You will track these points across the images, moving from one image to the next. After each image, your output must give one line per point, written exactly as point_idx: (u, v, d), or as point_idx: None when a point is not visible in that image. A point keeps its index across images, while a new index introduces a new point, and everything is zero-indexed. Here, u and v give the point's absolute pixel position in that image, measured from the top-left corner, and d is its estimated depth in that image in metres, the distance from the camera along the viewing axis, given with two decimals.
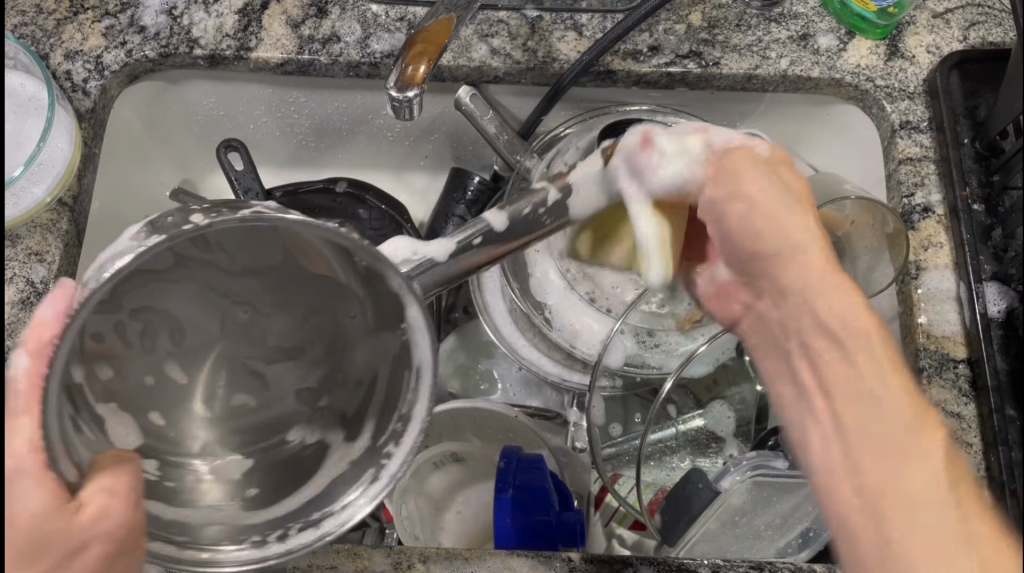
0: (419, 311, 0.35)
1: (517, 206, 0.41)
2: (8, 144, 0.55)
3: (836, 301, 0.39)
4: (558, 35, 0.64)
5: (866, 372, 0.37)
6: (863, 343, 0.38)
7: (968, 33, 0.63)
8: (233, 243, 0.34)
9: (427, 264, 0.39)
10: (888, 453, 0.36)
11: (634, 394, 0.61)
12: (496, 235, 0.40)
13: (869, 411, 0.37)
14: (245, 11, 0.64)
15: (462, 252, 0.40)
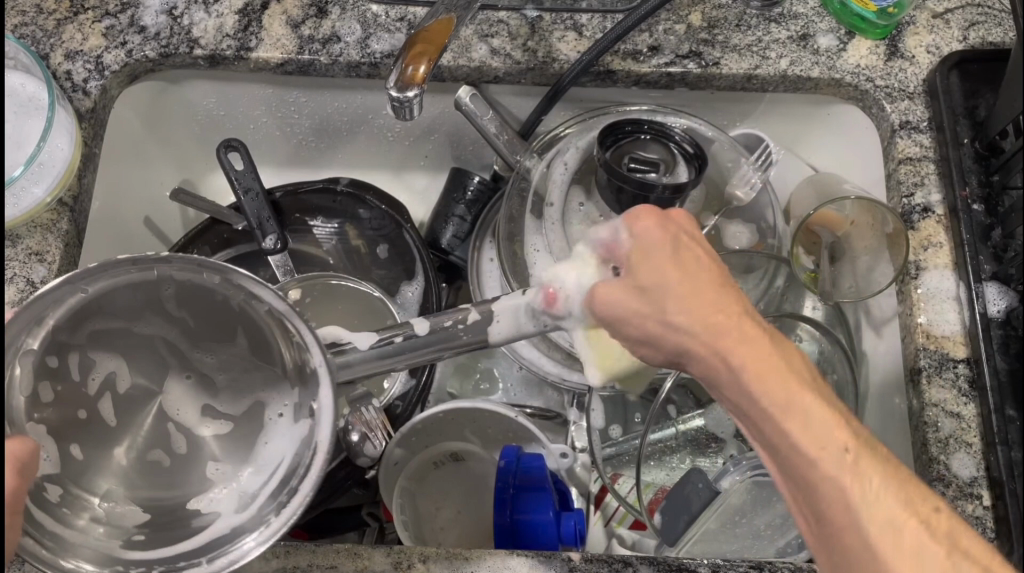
0: (330, 394, 0.40)
1: (439, 318, 0.43)
2: (9, 144, 0.55)
3: (795, 397, 0.34)
4: (558, 35, 0.64)
5: (825, 488, 0.33)
6: (823, 449, 0.33)
7: (968, 33, 0.63)
8: (192, 307, 0.42)
9: (352, 352, 0.42)
10: (907, 562, 0.32)
11: (634, 394, 0.60)
12: (415, 338, 0.42)
13: (875, 545, 0.32)
14: (245, 11, 0.64)
15: (381, 352, 0.42)
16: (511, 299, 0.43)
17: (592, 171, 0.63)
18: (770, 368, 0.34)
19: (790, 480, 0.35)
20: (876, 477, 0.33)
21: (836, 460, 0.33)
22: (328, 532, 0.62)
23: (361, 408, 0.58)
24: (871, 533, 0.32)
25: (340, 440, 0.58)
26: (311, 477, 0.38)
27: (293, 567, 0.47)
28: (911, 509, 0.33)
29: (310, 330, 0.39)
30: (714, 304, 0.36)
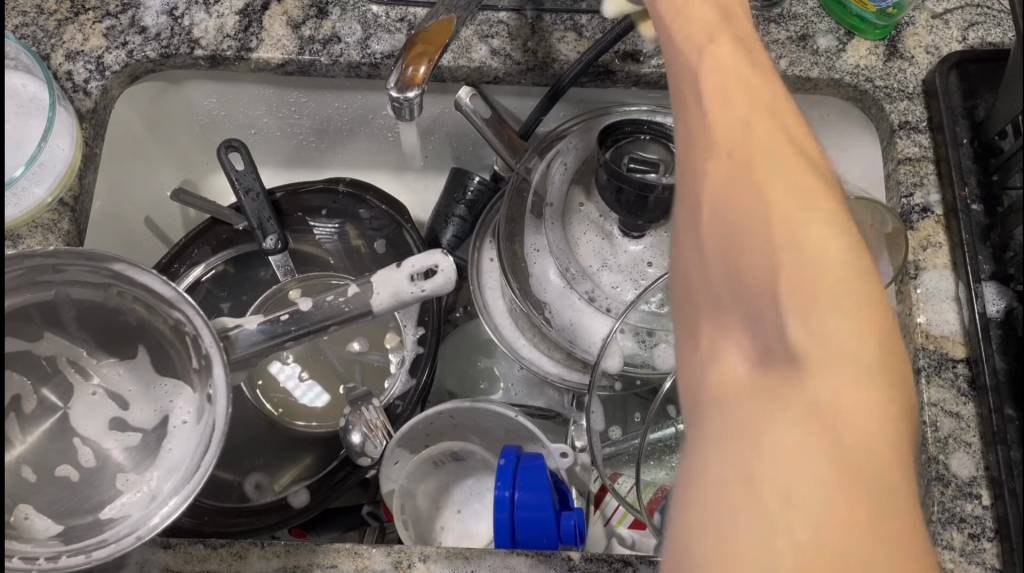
0: (223, 374, 0.41)
1: (321, 298, 0.44)
2: (9, 144, 0.56)
3: (808, 223, 0.28)
4: (558, 36, 0.64)
5: (799, 337, 0.26)
6: (829, 278, 0.27)
7: (967, 33, 0.63)
8: (95, 322, 0.46)
9: (239, 332, 0.43)
10: (821, 485, 0.24)
11: (634, 394, 0.59)
12: (300, 315, 0.44)
13: (806, 437, 0.25)
14: (245, 11, 0.64)
15: (274, 337, 0.43)
16: (388, 273, 0.44)
17: (591, 172, 0.65)
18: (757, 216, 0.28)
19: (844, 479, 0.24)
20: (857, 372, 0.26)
21: (810, 276, 0.27)
22: (329, 533, 0.63)
23: (361, 407, 0.61)
24: (775, 413, 0.26)
25: (342, 439, 0.61)
26: (208, 459, 0.40)
27: (294, 567, 0.47)
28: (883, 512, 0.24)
29: (198, 312, 0.40)
30: (726, 119, 0.31)
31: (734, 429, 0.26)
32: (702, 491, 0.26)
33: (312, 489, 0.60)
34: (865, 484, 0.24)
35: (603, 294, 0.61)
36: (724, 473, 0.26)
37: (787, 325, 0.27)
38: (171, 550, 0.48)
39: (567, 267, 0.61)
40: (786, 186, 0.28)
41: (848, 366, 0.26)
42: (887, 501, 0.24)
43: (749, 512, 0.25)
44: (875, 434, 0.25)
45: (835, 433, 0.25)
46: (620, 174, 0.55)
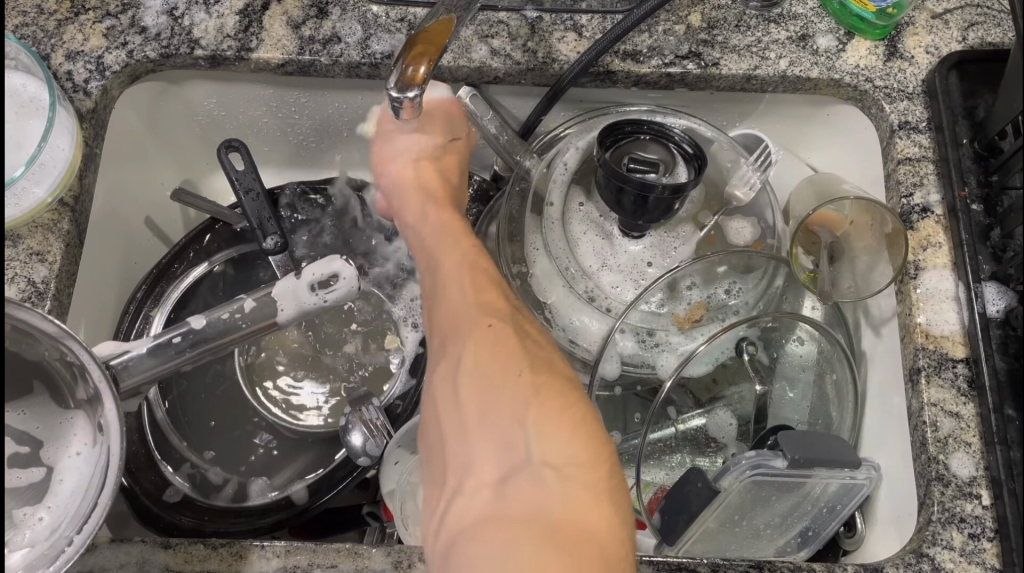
0: (114, 407, 0.43)
1: (217, 315, 0.49)
2: (9, 144, 0.55)
3: (477, 294, 0.48)
4: (558, 36, 0.64)
5: (473, 353, 0.44)
6: (482, 284, 0.49)
7: (967, 33, 0.63)
8: None
9: (126, 360, 0.47)
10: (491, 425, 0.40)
11: (633, 393, 0.58)
12: (193, 333, 0.49)
13: (479, 395, 0.42)
14: (245, 12, 0.64)
15: (162, 354, 0.48)
16: (289, 286, 0.50)
17: (591, 171, 0.64)
18: (462, 324, 0.46)
19: (451, 391, 0.43)
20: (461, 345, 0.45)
21: (507, 319, 0.46)
22: (328, 532, 0.63)
23: (361, 406, 0.60)
24: (474, 383, 0.43)
25: (343, 439, 0.60)
26: (109, 494, 0.42)
27: (294, 567, 0.48)
28: (501, 399, 0.41)
29: (82, 347, 0.43)
30: (448, 263, 0.53)
31: (461, 397, 0.43)
32: (448, 441, 0.42)
33: (313, 488, 0.60)
34: (521, 409, 0.40)
35: (603, 294, 0.61)
36: (440, 445, 0.43)
37: (460, 349, 0.44)
38: (171, 550, 0.48)
39: (567, 267, 0.61)
40: (460, 305, 0.48)
41: (507, 344, 0.43)
42: (545, 416, 0.40)
43: (458, 450, 0.41)
44: (546, 376, 0.42)
45: (488, 401, 0.41)
46: (620, 174, 0.55)
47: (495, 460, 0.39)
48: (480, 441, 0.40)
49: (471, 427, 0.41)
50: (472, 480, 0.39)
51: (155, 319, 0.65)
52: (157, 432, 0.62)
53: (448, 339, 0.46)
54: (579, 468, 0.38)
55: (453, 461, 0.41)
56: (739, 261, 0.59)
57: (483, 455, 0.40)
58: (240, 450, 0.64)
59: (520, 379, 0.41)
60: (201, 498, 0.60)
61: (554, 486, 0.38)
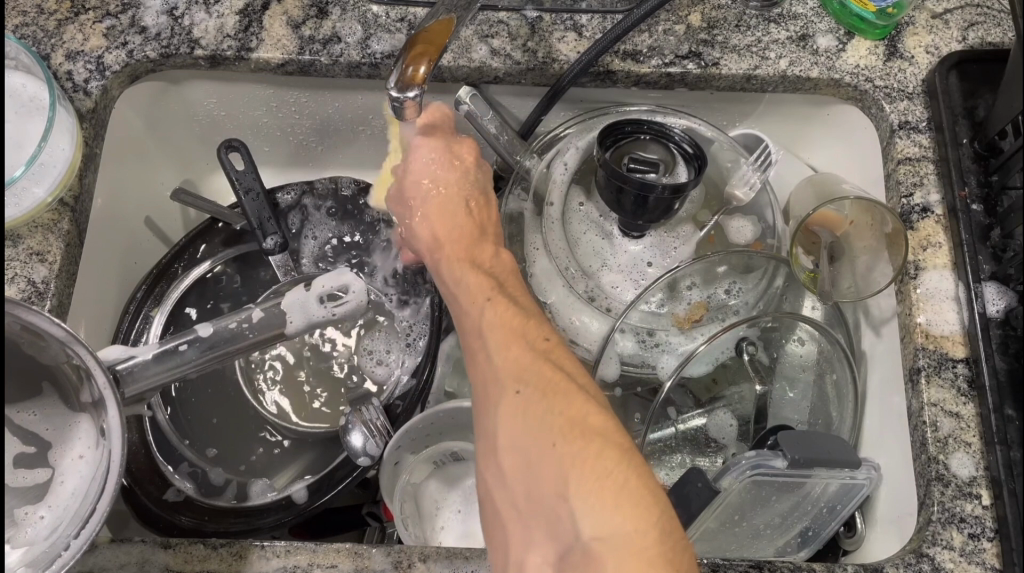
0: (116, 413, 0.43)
1: (223, 324, 0.49)
2: (9, 143, 0.55)
3: (505, 350, 0.45)
4: (558, 36, 0.64)
5: (508, 423, 0.41)
6: (508, 333, 0.46)
7: (967, 33, 0.63)
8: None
9: (132, 365, 0.47)
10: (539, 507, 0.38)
11: (633, 393, 0.58)
12: (200, 341, 0.48)
13: (524, 475, 0.39)
14: (245, 12, 0.64)
15: (166, 360, 0.47)
16: (299, 297, 0.51)
17: (591, 171, 0.64)
18: (495, 391, 0.43)
19: (495, 470, 0.41)
20: (496, 417, 0.42)
21: (536, 376, 0.42)
22: (328, 532, 0.63)
23: (360, 407, 0.60)
24: (514, 454, 0.40)
25: (343, 440, 0.60)
26: (108, 499, 0.41)
27: (294, 567, 0.48)
28: (546, 480, 0.38)
29: (89, 352, 0.43)
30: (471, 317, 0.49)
31: (506, 476, 0.40)
32: (502, 522, 0.40)
33: (313, 488, 0.60)
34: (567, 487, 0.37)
35: (602, 294, 0.61)
36: (497, 524, 0.41)
37: (496, 422, 0.42)
38: (171, 550, 0.48)
39: (566, 267, 0.61)
40: (490, 367, 0.45)
41: (541, 412, 0.40)
42: (587, 488, 0.37)
43: (515, 537, 0.39)
44: (585, 441, 0.38)
45: (533, 482, 0.39)
46: (620, 174, 0.55)
47: (551, 544, 0.37)
48: (534, 523, 0.38)
49: (521, 509, 0.39)
50: (532, 571, 0.38)
51: (155, 319, 0.65)
52: (158, 432, 0.62)
53: (484, 405, 0.44)
54: (630, 537, 0.35)
55: (512, 544, 0.39)
56: (739, 261, 0.59)
57: (539, 539, 0.38)
58: (240, 450, 0.64)
59: (558, 453, 0.38)
60: (201, 498, 0.60)
61: (607, 564, 0.35)
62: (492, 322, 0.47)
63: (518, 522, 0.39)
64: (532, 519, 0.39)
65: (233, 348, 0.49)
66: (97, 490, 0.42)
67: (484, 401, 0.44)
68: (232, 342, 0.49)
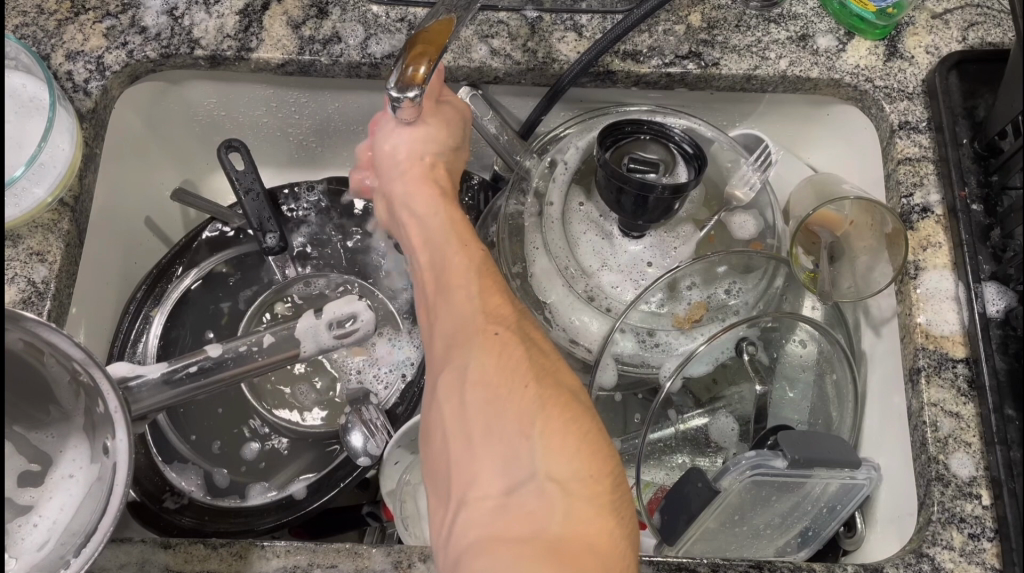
0: (127, 437, 0.42)
1: (233, 345, 0.49)
2: (9, 143, 0.55)
3: (485, 298, 0.46)
4: (558, 36, 0.64)
5: (481, 356, 0.42)
6: (487, 282, 0.48)
7: (967, 33, 0.63)
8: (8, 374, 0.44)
9: (139, 385, 0.47)
10: (493, 439, 0.39)
11: (634, 394, 0.58)
12: (210, 361, 0.49)
13: (487, 406, 0.40)
14: (245, 12, 0.64)
15: (173, 382, 0.47)
16: (310, 323, 0.51)
17: (591, 172, 0.64)
18: (469, 330, 0.44)
19: (455, 399, 0.41)
20: (469, 352, 0.43)
21: (514, 327, 0.44)
22: (328, 532, 0.63)
23: (360, 407, 0.60)
24: (480, 385, 0.41)
25: (343, 439, 0.60)
26: (111, 521, 0.41)
27: (294, 567, 0.48)
28: (510, 411, 0.39)
29: (106, 377, 0.41)
30: (443, 259, 0.50)
31: (466, 409, 0.41)
32: (450, 451, 0.40)
33: (312, 489, 0.60)
34: (531, 424, 0.38)
35: (603, 294, 0.61)
36: (444, 456, 0.41)
37: (469, 355, 0.42)
38: (171, 550, 0.48)
39: (567, 267, 0.61)
40: (468, 309, 0.46)
41: (515, 355, 0.42)
42: (553, 431, 0.38)
43: (462, 462, 0.39)
44: (552, 387, 0.40)
45: (497, 411, 0.39)
46: (620, 174, 0.55)
47: (497, 475, 0.38)
48: (485, 450, 0.39)
49: (472, 434, 0.40)
50: (477, 496, 0.38)
51: (155, 319, 0.65)
52: (157, 432, 0.62)
53: (454, 340, 0.45)
54: (583, 484, 0.37)
55: (456, 470, 0.39)
56: (739, 261, 0.59)
57: (486, 466, 0.38)
58: (237, 450, 0.63)
59: (528, 392, 0.40)
60: (202, 498, 0.60)
61: (558, 505, 0.36)
62: (468, 267, 0.49)
63: (468, 449, 0.39)
64: (482, 447, 0.39)
65: (243, 370, 0.49)
66: (100, 510, 0.42)
67: (452, 339, 0.45)
68: (244, 363, 0.49)
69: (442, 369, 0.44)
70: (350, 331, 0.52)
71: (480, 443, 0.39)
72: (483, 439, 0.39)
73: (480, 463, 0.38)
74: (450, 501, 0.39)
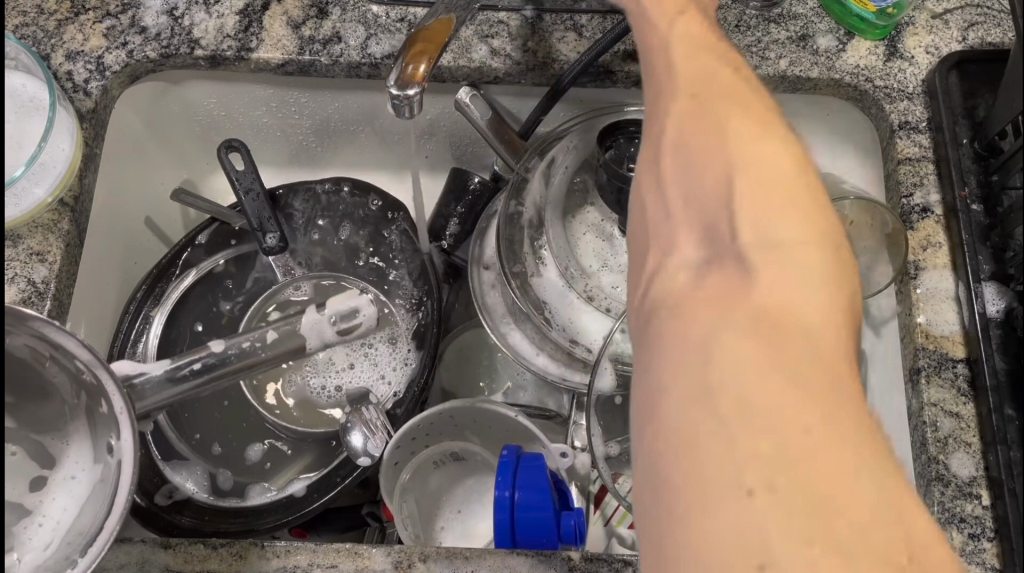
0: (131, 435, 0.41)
1: (236, 342, 0.49)
2: (9, 144, 0.55)
3: (723, 96, 0.32)
4: (558, 36, 0.64)
5: (704, 174, 0.31)
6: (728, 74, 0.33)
7: (967, 33, 0.63)
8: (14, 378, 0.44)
9: (144, 381, 0.46)
10: (721, 290, 0.28)
11: None
12: (211, 358, 0.48)
13: (727, 230, 0.29)
14: (245, 12, 0.64)
15: (176, 379, 0.46)
16: (313, 319, 0.52)
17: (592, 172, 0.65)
18: (715, 125, 0.31)
19: (666, 231, 0.31)
20: (694, 156, 0.31)
21: (773, 158, 0.29)
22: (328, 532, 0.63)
23: (360, 407, 0.61)
24: (696, 212, 0.30)
25: (343, 439, 0.61)
26: (117, 519, 0.40)
27: (294, 567, 0.48)
28: (748, 265, 0.28)
29: (111, 377, 0.41)
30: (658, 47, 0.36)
31: (679, 237, 0.31)
32: (648, 310, 0.30)
33: (312, 488, 0.60)
34: (797, 290, 0.27)
35: (602, 294, 0.61)
36: (646, 321, 0.30)
37: (692, 167, 0.31)
38: (171, 550, 0.48)
39: (566, 267, 0.61)
40: (694, 94, 0.33)
41: (761, 182, 0.29)
42: (820, 335, 0.26)
43: (677, 345, 0.27)
44: (826, 308, 0.27)
45: (718, 255, 0.29)
46: None
47: (727, 363, 0.26)
48: (704, 304, 0.28)
49: (696, 285, 0.29)
50: (702, 409, 0.25)
51: (155, 319, 0.65)
52: (157, 432, 0.62)
53: (672, 140, 0.32)
54: (860, 450, 0.24)
55: (664, 345, 0.28)
56: None
57: (714, 351, 0.26)
58: (241, 448, 0.64)
59: (809, 245, 0.28)
60: (204, 498, 0.60)
61: (815, 415, 0.24)
62: (701, 58, 0.34)
63: (684, 320, 0.28)
64: (708, 302, 0.28)
65: (247, 364, 0.49)
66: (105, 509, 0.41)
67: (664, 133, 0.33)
68: (249, 357, 0.49)
69: (662, 184, 0.32)
70: (353, 326, 0.53)
71: (707, 309, 0.27)
72: (708, 292, 0.28)
73: (694, 375, 0.26)
74: (645, 357, 0.30)
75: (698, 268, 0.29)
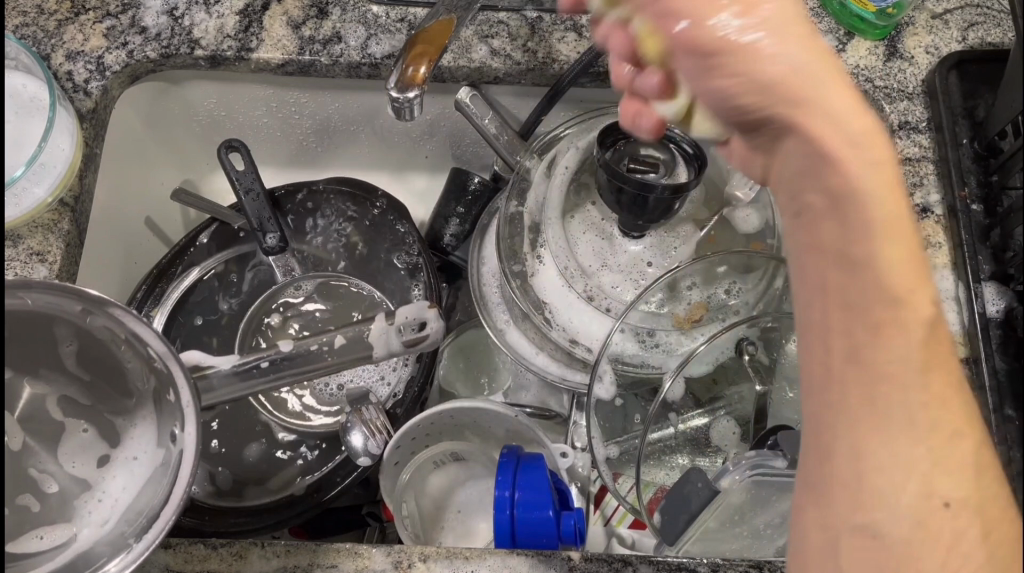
0: (194, 430, 0.39)
1: (305, 343, 0.46)
2: (9, 144, 0.55)
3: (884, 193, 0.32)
4: (558, 36, 0.64)
5: (836, 280, 0.33)
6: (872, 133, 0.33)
7: (967, 34, 0.63)
8: (87, 357, 0.43)
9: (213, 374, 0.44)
10: (864, 405, 0.32)
11: (634, 394, 0.58)
12: (279, 356, 0.45)
13: (871, 366, 0.32)
14: (245, 12, 0.64)
15: (244, 375, 0.44)
16: (381, 329, 0.46)
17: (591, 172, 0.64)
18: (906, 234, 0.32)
19: (831, 323, 0.34)
20: (882, 247, 0.32)
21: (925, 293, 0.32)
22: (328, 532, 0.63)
23: (360, 406, 0.60)
24: (860, 326, 0.33)
25: (343, 438, 0.60)
26: (174, 511, 0.38)
27: (294, 566, 0.48)
28: (919, 399, 0.32)
29: (183, 371, 0.39)
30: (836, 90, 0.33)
31: (841, 361, 0.33)
32: (842, 423, 0.33)
33: (315, 485, 0.61)
34: (928, 431, 0.31)
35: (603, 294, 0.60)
36: (830, 417, 0.34)
37: (829, 269, 0.34)
38: (171, 550, 0.48)
39: (566, 266, 0.60)
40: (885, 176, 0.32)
41: (915, 333, 0.32)
42: (946, 458, 0.31)
43: (868, 458, 0.32)
44: (957, 436, 0.31)
45: (878, 388, 0.32)
46: (620, 174, 0.55)
47: (889, 479, 0.31)
48: (860, 412, 0.32)
49: (875, 400, 0.32)
50: (857, 491, 0.32)
51: (155, 319, 0.65)
52: None
53: (855, 243, 0.33)
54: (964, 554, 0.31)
55: (854, 465, 0.32)
56: (739, 261, 0.58)
57: (895, 464, 0.31)
58: (241, 447, 0.64)
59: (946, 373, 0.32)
60: (204, 498, 0.60)
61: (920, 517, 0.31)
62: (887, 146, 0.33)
63: (868, 424, 0.32)
64: (864, 423, 0.32)
65: (313, 369, 0.46)
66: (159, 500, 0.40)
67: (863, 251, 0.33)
68: (314, 363, 0.46)
69: (831, 259, 0.34)
70: (415, 341, 0.46)
71: (869, 427, 0.32)
72: (854, 403, 0.33)
73: (861, 480, 0.32)
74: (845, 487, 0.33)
75: (865, 377, 0.32)
